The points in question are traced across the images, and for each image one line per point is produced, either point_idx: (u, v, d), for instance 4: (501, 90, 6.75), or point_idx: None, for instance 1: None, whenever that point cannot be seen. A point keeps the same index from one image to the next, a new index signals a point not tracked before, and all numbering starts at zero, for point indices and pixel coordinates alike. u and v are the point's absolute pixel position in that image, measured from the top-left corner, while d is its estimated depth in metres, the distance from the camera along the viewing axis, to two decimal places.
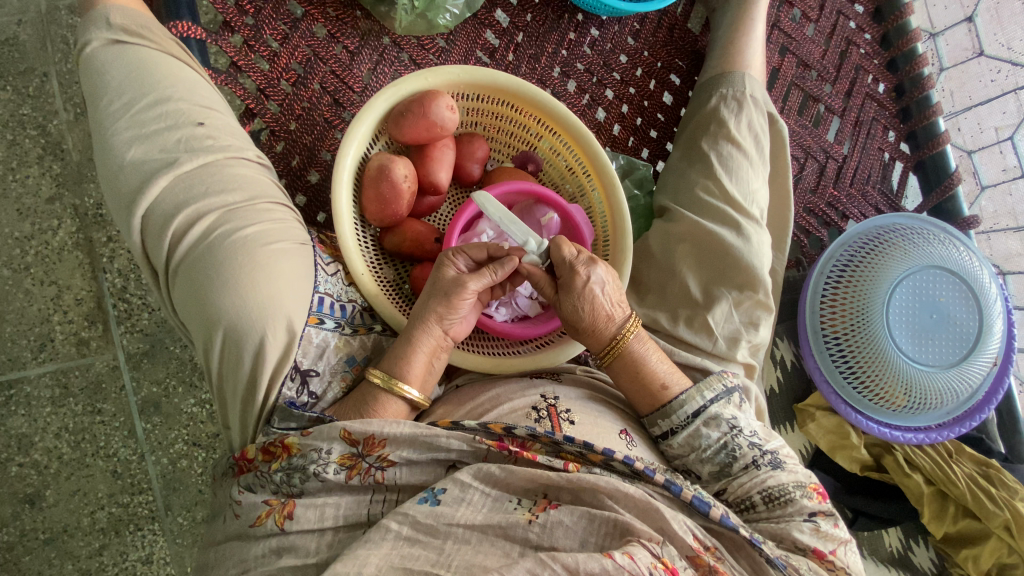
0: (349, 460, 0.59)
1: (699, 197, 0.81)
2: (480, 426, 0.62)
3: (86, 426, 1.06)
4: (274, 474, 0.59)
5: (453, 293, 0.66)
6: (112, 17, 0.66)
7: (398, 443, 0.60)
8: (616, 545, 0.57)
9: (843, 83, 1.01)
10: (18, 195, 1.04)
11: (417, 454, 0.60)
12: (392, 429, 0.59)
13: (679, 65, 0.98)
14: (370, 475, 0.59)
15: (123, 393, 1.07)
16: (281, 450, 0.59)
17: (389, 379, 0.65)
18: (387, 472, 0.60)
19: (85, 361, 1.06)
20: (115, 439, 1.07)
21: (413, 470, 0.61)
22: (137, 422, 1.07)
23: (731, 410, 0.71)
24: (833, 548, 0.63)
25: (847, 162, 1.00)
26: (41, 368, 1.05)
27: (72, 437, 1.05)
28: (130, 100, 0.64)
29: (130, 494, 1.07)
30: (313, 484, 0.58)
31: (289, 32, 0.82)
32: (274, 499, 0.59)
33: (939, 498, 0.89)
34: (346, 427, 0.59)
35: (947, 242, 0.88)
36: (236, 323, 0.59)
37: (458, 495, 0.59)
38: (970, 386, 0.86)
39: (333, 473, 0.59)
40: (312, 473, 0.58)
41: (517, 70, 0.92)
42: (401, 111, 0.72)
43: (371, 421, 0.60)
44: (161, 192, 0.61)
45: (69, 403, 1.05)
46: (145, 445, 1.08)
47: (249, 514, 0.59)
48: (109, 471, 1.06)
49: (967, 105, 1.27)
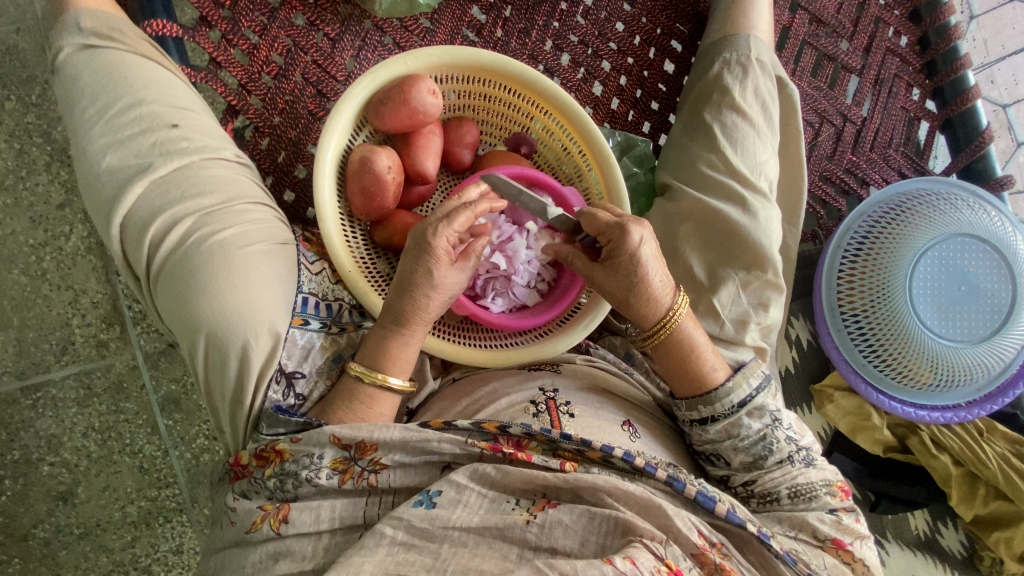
0: (342, 464, 0.60)
1: (702, 172, 0.76)
2: (473, 426, 0.62)
3: (111, 425, 1.08)
4: (268, 480, 0.60)
5: (450, 281, 0.63)
6: (83, 21, 0.64)
7: (390, 447, 0.60)
8: (617, 544, 0.56)
9: (861, 38, 0.94)
10: (29, 203, 1.05)
11: (410, 458, 0.60)
12: (382, 434, 0.59)
13: (680, 30, 0.92)
14: (363, 479, 0.59)
15: (144, 391, 1.09)
16: (274, 455, 0.60)
17: (368, 371, 0.63)
18: (380, 475, 0.60)
19: (105, 363, 1.08)
20: (140, 436, 1.09)
21: (408, 471, 0.61)
22: (159, 419, 1.10)
23: (772, 400, 0.70)
24: (851, 541, 0.65)
25: (867, 124, 0.93)
26: (64, 371, 1.07)
27: (98, 436, 1.08)
28: (103, 105, 0.63)
29: (157, 488, 1.10)
30: (307, 488, 0.59)
31: (267, 23, 0.79)
32: (268, 504, 0.59)
33: (969, 480, 0.85)
34: (334, 433, 0.59)
35: (976, 207, 0.82)
36: (218, 329, 0.58)
37: (453, 497, 0.59)
38: (1003, 361, 0.80)
39: (326, 478, 0.59)
40: (304, 479, 0.59)
41: (506, 46, 0.87)
42: (381, 99, 0.69)
43: (360, 426, 0.60)
44: (136, 199, 0.60)
45: (94, 403, 1.08)
46: (168, 441, 1.11)
47: (244, 522, 0.59)
48: (137, 467, 1.09)
49: (1000, 55, 1.17)
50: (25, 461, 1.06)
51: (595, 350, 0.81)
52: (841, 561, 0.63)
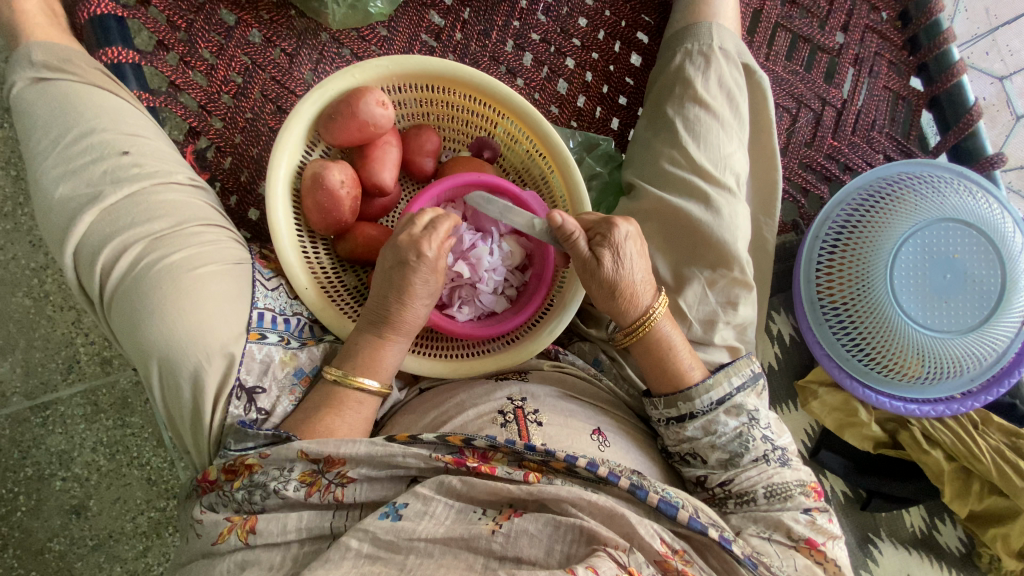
0: (310, 476, 0.59)
1: (664, 169, 0.74)
2: (438, 439, 0.60)
3: (118, 439, 1.11)
4: (237, 492, 0.58)
5: (399, 284, 0.64)
6: (34, 54, 0.66)
7: (357, 461, 0.58)
8: (582, 553, 0.53)
9: (838, 17, 0.90)
10: (29, 227, 1.08)
11: (376, 471, 0.59)
12: (349, 449, 0.58)
13: (646, 21, 0.90)
14: (330, 493, 0.58)
15: (148, 405, 1.12)
16: (244, 469, 0.59)
17: (342, 373, 0.64)
18: (346, 489, 0.58)
19: (109, 379, 1.11)
20: (147, 449, 1.12)
21: (374, 486, 0.59)
22: (164, 432, 1.12)
23: (754, 399, 0.68)
24: (824, 540, 0.63)
25: (848, 107, 0.89)
26: (71, 389, 1.10)
27: (107, 450, 1.11)
28: (57, 136, 0.64)
29: (165, 498, 1.12)
30: (274, 501, 0.58)
31: (224, 42, 0.79)
32: (236, 515, 0.58)
33: (963, 475, 0.84)
34: (302, 448, 0.58)
35: (961, 189, 0.78)
36: (170, 353, 0.59)
37: (420, 509, 0.56)
38: (995, 350, 0.77)
39: (293, 490, 0.58)
40: (272, 490, 0.57)
41: (466, 50, 0.85)
42: (330, 114, 0.69)
43: (328, 441, 0.58)
44: (87, 228, 0.62)
45: (101, 419, 1.10)
46: (174, 453, 1.12)
47: (211, 533, 0.58)
48: (145, 479, 1.11)
49: None
50: (38, 477, 1.09)
51: (564, 355, 0.80)
52: (813, 562, 0.61)
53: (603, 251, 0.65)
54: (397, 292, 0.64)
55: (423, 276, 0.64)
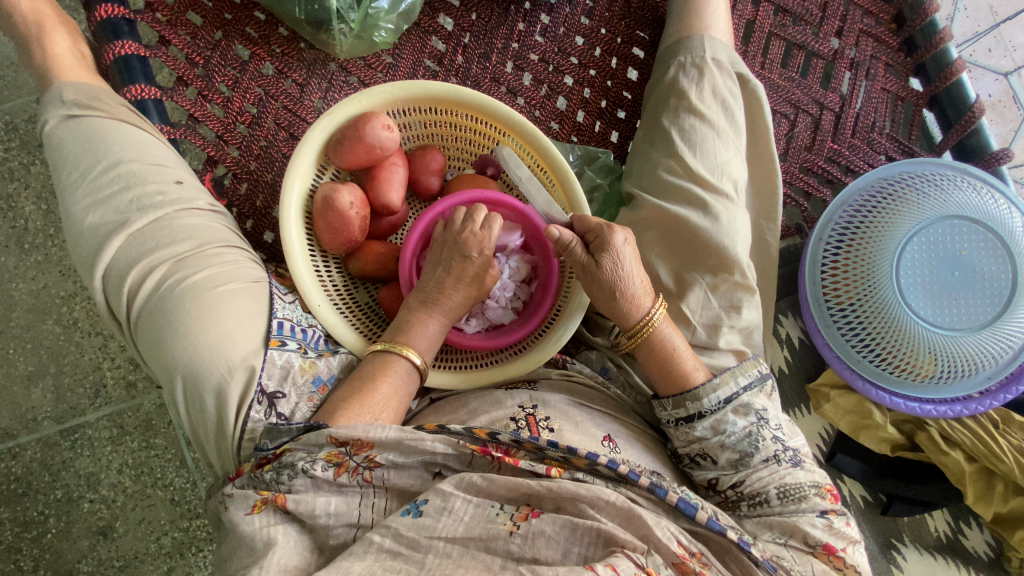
0: (337, 458, 0.58)
1: (662, 178, 0.76)
2: (464, 430, 0.61)
3: (143, 460, 1.14)
4: (266, 474, 0.58)
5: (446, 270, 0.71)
6: (65, 94, 0.72)
7: (385, 446, 0.58)
8: (599, 555, 0.54)
9: (831, 22, 0.91)
10: (59, 257, 1.14)
11: (404, 458, 0.59)
12: (379, 433, 0.58)
13: (640, 37, 0.92)
14: (358, 474, 0.58)
15: (171, 427, 1.15)
16: (275, 457, 0.60)
17: (393, 344, 0.68)
18: (375, 472, 0.58)
19: (134, 402, 1.15)
20: (170, 470, 1.14)
21: (400, 473, 0.60)
22: (186, 453, 1.15)
23: (763, 399, 0.68)
24: (844, 546, 0.62)
25: (847, 110, 0.90)
26: (99, 412, 1.14)
27: (132, 471, 1.14)
28: (86, 168, 0.68)
29: (188, 518, 1.14)
30: (302, 481, 0.57)
31: (239, 75, 0.84)
32: (265, 492, 0.58)
33: (986, 476, 0.82)
34: (331, 433, 0.58)
35: (965, 186, 0.78)
36: (193, 368, 0.62)
37: (440, 505, 0.56)
38: (1011, 347, 0.76)
39: (321, 470, 0.57)
40: (301, 470, 0.57)
41: (467, 72, 0.89)
42: (339, 139, 0.73)
43: (357, 424, 0.58)
44: (115, 252, 0.65)
45: (127, 441, 1.14)
46: (196, 474, 1.15)
47: (241, 506, 0.57)
48: (168, 499, 1.14)
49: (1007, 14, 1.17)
50: (67, 499, 1.12)
51: (572, 364, 0.80)
52: (832, 568, 0.61)
53: (607, 258, 0.67)
54: (423, 308, 0.71)
55: (465, 262, 0.71)
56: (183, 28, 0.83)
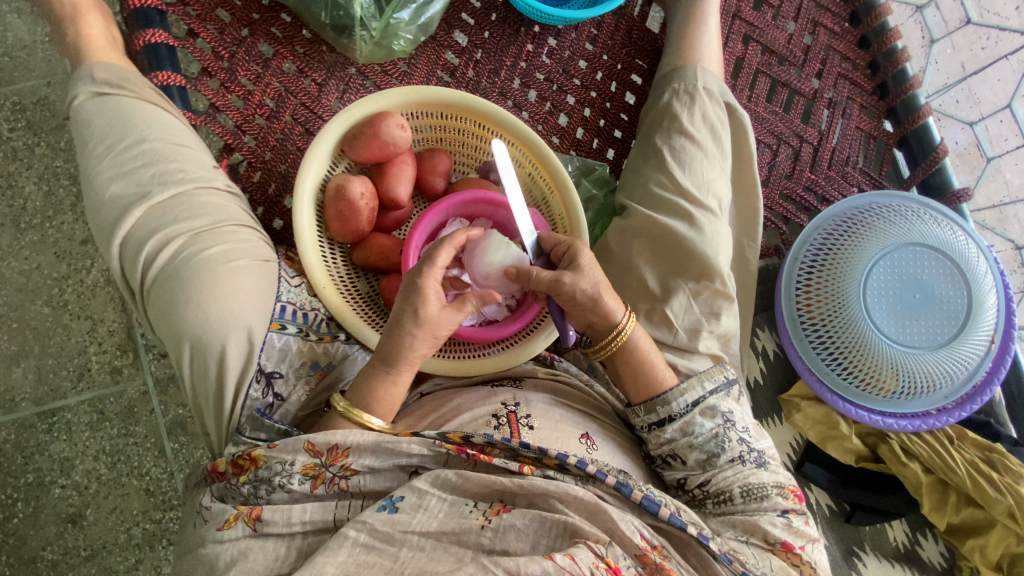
0: (314, 470, 0.61)
1: (653, 191, 0.82)
2: (438, 432, 0.64)
3: (120, 448, 1.14)
4: (243, 485, 0.61)
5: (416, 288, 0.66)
6: (96, 73, 0.75)
7: (361, 451, 0.61)
8: (564, 546, 0.57)
9: (813, 65, 0.99)
10: (55, 240, 1.16)
11: (380, 462, 0.62)
12: (355, 438, 0.61)
13: (639, 65, 1.00)
14: (334, 484, 0.61)
15: (153, 415, 1.15)
16: (249, 463, 0.62)
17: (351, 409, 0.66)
18: (350, 480, 0.61)
19: (118, 388, 1.15)
20: (147, 459, 1.14)
21: (377, 476, 0.62)
22: (166, 442, 1.15)
23: (729, 402, 0.73)
24: (803, 544, 0.67)
25: (824, 144, 0.97)
26: (80, 397, 1.14)
27: (108, 458, 1.13)
28: (112, 143, 0.72)
29: (162, 510, 1.14)
30: (279, 494, 0.60)
31: (261, 71, 0.88)
32: (242, 506, 0.60)
33: (941, 489, 0.87)
34: (309, 439, 0.61)
35: (926, 219, 0.85)
36: (201, 335, 0.65)
37: (415, 502, 0.59)
38: (965, 367, 0.83)
39: (298, 484, 0.60)
40: (278, 484, 0.60)
41: (477, 85, 0.95)
42: (355, 134, 0.77)
43: (335, 432, 0.62)
44: (135, 222, 0.68)
45: (106, 427, 1.14)
46: (174, 464, 1.15)
47: (218, 518, 0.59)
48: (143, 489, 1.13)
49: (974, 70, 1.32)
50: (38, 483, 1.11)
51: (559, 363, 0.85)
52: (790, 564, 0.66)
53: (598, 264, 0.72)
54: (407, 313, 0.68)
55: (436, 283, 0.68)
56: (211, 23, 0.88)
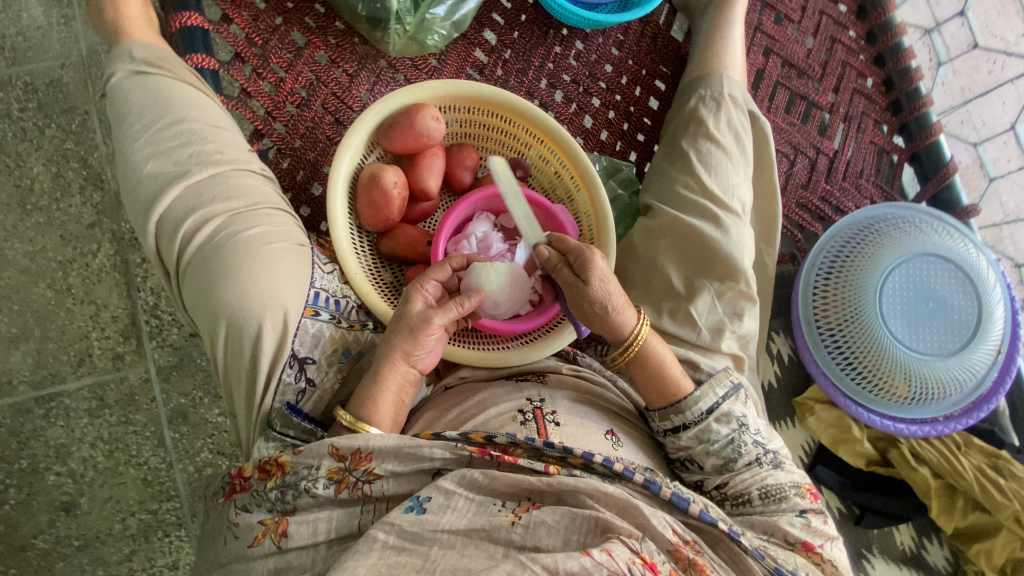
0: (337, 474, 0.60)
1: (679, 192, 0.84)
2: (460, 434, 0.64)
3: (119, 436, 1.12)
4: (270, 492, 0.60)
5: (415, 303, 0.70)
6: (135, 51, 0.75)
7: (384, 455, 0.61)
8: (596, 542, 0.56)
9: (830, 79, 1.02)
10: (62, 222, 1.14)
11: (402, 466, 0.60)
12: (378, 442, 0.60)
13: (663, 71, 1.02)
14: (358, 489, 0.60)
15: (155, 404, 1.13)
16: (276, 469, 0.62)
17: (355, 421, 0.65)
18: (374, 485, 0.60)
19: (119, 375, 1.13)
20: (146, 448, 1.12)
21: (400, 480, 0.61)
22: (166, 431, 1.13)
23: (741, 406, 0.74)
24: (822, 542, 0.69)
25: (839, 157, 1.00)
26: (79, 382, 1.12)
27: (106, 446, 1.11)
28: (149, 121, 0.72)
29: (159, 500, 1.12)
30: (305, 500, 0.59)
31: (293, 60, 0.89)
32: (269, 519, 0.59)
33: (948, 494, 0.92)
34: (333, 443, 0.61)
35: (939, 231, 0.88)
36: (238, 315, 0.66)
37: (443, 502, 0.58)
38: (973, 375, 0.85)
39: (322, 488, 0.59)
40: (303, 489, 0.59)
41: (506, 84, 0.97)
42: (390, 124, 0.78)
43: (357, 436, 0.61)
44: (173, 200, 0.69)
45: (105, 414, 1.12)
46: (173, 454, 1.13)
47: (246, 536, 0.59)
48: (140, 479, 1.12)
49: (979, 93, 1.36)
50: (32, 470, 1.09)
51: (582, 358, 0.84)
52: (812, 562, 0.67)
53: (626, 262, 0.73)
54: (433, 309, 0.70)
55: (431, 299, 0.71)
56: (245, 10, 0.88)
